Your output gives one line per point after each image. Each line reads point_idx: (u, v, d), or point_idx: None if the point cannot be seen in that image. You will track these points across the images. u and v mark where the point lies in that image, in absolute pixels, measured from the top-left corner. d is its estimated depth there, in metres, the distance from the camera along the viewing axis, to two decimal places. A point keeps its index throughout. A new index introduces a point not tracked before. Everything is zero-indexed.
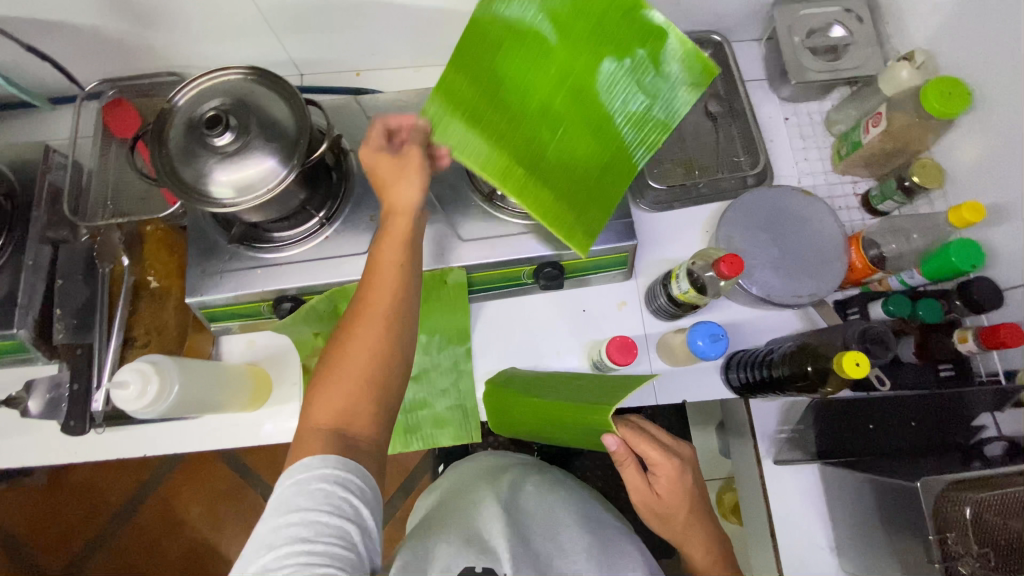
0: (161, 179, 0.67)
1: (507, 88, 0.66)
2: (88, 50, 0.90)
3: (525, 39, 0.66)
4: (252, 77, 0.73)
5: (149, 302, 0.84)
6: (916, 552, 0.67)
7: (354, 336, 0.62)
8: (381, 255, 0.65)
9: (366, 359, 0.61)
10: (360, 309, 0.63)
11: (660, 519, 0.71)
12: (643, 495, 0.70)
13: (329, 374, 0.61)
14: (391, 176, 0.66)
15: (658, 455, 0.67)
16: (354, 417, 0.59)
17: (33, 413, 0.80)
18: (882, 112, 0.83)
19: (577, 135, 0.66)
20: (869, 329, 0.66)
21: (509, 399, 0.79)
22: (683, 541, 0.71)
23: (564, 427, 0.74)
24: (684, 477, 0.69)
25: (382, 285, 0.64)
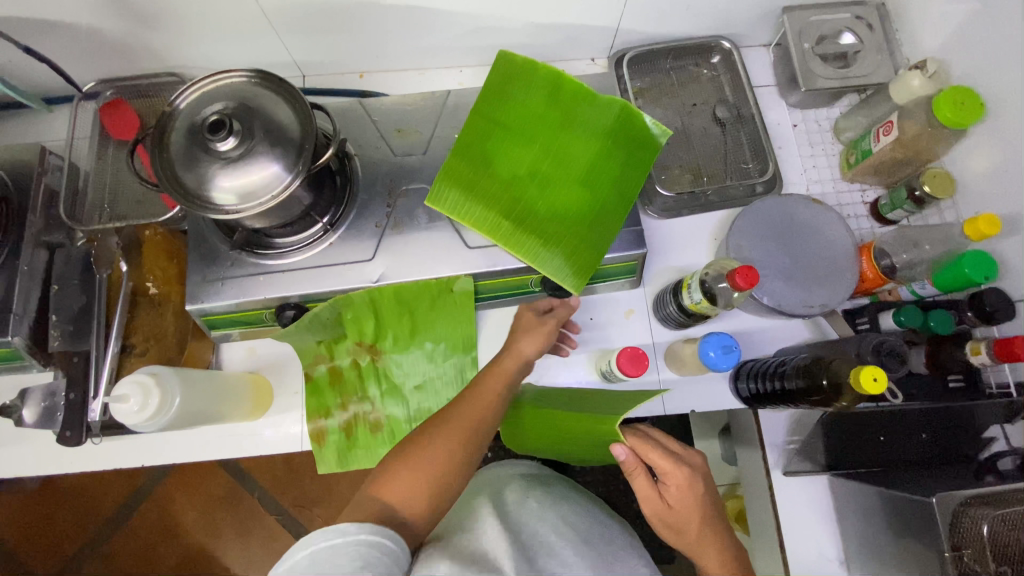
0: (162, 184, 0.66)
1: (500, 157, 0.77)
2: (86, 50, 0.88)
3: (512, 116, 0.78)
4: (256, 80, 0.71)
5: (148, 309, 0.82)
6: (926, 567, 0.66)
7: (451, 438, 0.64)
8: (490, 383, 0.71)
9: (446, 463, 0.62)
10: (456, 417, 0.67)
11: (673, 531, 0.69)
12: (655, 506, 0.68)
13: (418, 465, 0.61)
14: (526, 330, 0.79)
15: (666, 463, 0.66)
16: (411, 508, 0.59)
17: (27, 423, 0.78)
18: (893, 120, 0.82)
19: (564, 189, 0.76)
20: (885, 341, 0.66)
21: (522, 417, 0.79)
22: (697, 553, 0.68)
23: (576, 441, 0.73)
24: (694, 485, 0.68)
25: (482, 406, 0.69)
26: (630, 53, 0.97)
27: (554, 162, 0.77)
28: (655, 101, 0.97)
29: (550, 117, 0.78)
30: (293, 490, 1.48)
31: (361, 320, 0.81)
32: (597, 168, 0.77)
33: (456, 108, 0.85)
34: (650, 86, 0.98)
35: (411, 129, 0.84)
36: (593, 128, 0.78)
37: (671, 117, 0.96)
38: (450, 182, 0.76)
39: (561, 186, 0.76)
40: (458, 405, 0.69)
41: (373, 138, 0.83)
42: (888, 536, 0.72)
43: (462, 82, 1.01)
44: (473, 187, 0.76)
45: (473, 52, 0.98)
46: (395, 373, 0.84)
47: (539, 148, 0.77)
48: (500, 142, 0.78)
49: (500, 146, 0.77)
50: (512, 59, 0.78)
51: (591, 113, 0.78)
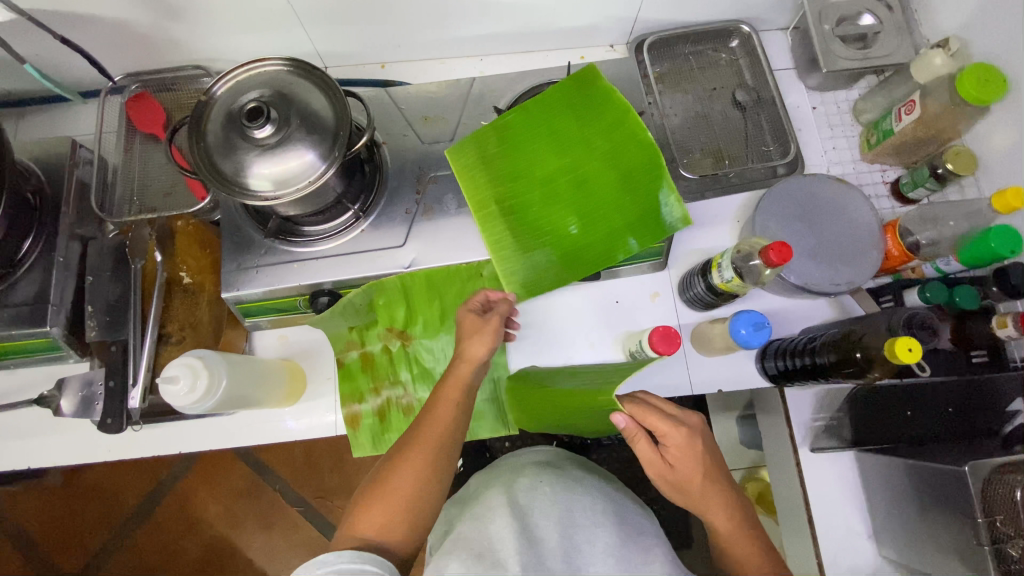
0: (200, 171, 0.66)
1: (526, 159, 0.77)
2: (114, 44, 0.89)
3: (557, 124, 0.77)
4: (289, 69, 0.72)
5: (182, 297, 0.82)
6: (958, 536, 0.67)
7: (410, 464, 0.65)
8: (447, 398, 0.68)
9: (417, 487, 0.64)
10: (418, 439, 0.66)
11: (678, 492, 0.70)
12: (656, 468, 0.70)
13: (385, 496, 0.64)
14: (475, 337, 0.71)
15: (663, 423, 0.67)
16: (394, 537, 0.63)
17: (66, 412, 0.80)
18: (915, 99, 0.83)
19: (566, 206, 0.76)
20: (916, 315, 0.66)
21: (532, 396, 0.83)
22: (705, 513, 0.69)
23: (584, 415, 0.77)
24: (694, 444, 0.68)
25: (438, 426, 0.67)
26: (650, 38, 0.98)
27: (572, 183, 0.76)
28: (675, 86, 0.98)
29: (589, 138, 0.76)
30: (313, 482, 1.50)
31: (392, 306, 0.83)
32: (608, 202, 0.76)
33: (481, 96, 0.86)
34: (669, 72, 0.99)
35: (437, 117, 0.85)
36: (620, 163, 0.75)
37: (691, 102, 0.97)
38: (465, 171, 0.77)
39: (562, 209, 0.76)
40: (417, 426, 0.68)
41: (401, 127, 0.84)
42: (919, 507, 0.73)
43: (482, 71, 1.02)
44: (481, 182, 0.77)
45: (494, 41, 0.99)
46: (426, 358, 0.86)
47: (562, 166, 0.76)
48: (533, 145, 0.77)
49: (531, 148, 0.77)
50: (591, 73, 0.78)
51: (623, 145, 0.75)
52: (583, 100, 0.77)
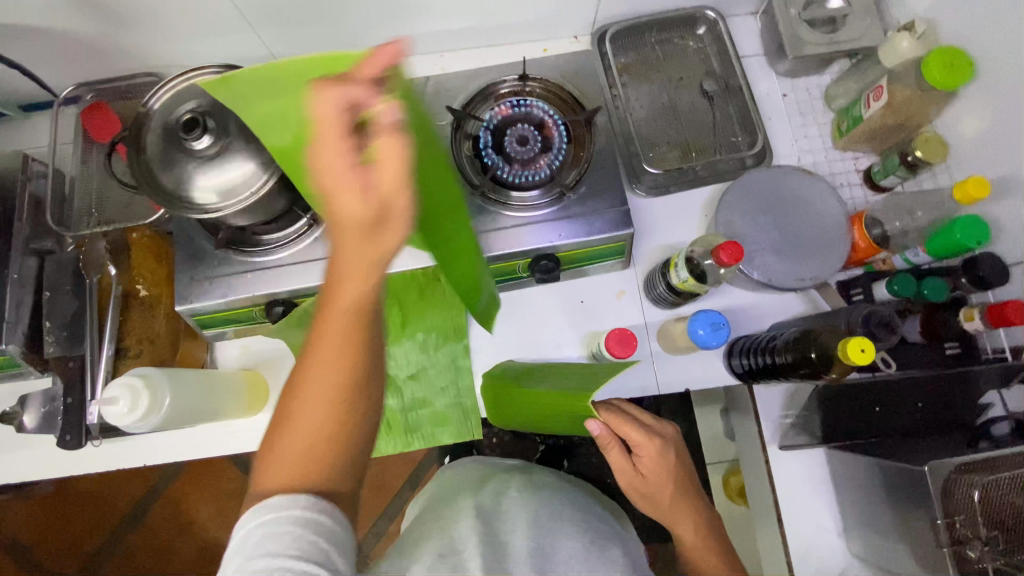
0: (140, 186, 0.65)
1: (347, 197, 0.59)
2: (62, 54, 0.87)
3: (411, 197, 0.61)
4: (229, 76, 0.70)
5: (139, 311, 0.82)
6: (922, 536, 0.66)
7: (315, 402, 0.51)
8: (353, 278, 0.47)
9: (325, 404, 0.51)
10: (321, 366, 0.50)
11: (648, 500, 0.73)
12: (629, 477, 0.72)
13: (290, 441, 0.52)
14: (340, 200, 0.43)
15: (639, 436, 0.69)
16: (318, 483, 0.52)
17: (28, 427, 0.80)
18: (883, 85, 0.80)
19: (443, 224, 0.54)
20: (873, 313, 0.65)
21: (504, 396, 0.78)
22: (671, 520, 0.73)
23: (559, 418, 0.72)
24: (665, 455, 0.71)
25: (342, 318, 0.49)
26: (612, 29, 0.95)
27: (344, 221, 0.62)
28: (640, 77, 0.95)
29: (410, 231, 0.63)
30: None
31: None
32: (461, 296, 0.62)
33: (435, 94, 0.84)
34: (634, 62, 0.96)
35: None
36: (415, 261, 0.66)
37: (657, 93, 0.94)
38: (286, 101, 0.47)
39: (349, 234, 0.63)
40: (312, 350, 0.51)
41: None
42: (886, 505, 0.72)
43: (443, 67, 1.00)
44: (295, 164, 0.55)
45: (454, 36, 0.96)
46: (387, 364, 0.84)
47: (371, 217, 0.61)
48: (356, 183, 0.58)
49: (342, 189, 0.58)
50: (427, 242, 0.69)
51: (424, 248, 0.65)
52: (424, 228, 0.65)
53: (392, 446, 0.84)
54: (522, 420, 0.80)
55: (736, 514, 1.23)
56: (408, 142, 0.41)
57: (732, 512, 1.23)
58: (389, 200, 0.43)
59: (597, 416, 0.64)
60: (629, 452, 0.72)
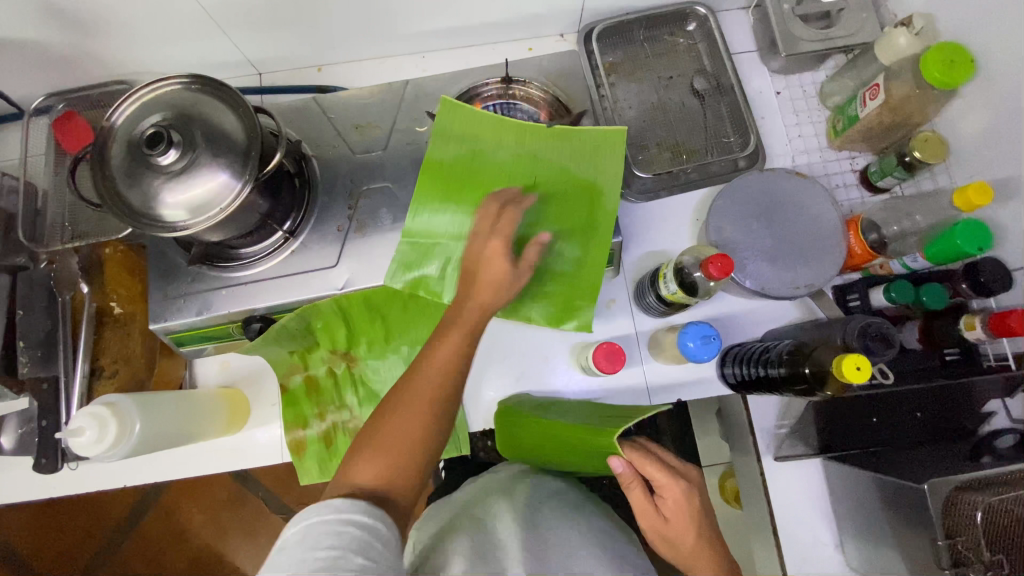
0: (104, 205, 0.63)
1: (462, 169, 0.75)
2: (28, 63, 0.84)
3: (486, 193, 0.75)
4: (196, 86, 0.67)
5: (114, 329, 0.80)
6: (921, 554, 0.64)
7: (413, 406, 0.58)
8: (451, 338, 0.61)
9: (410, 437, 0.57)
10: (412, 385, 0.59)
11: (668, 545, 0.69)
12: (651, 520, 0.68)
13: (379, 445, 0.57)
14: (492, 265, 0.65)
15: (666, 477, 0.67)
16: (392, 486, 0.56)
17: (5, 449, 0.79)
18: (879, 83, 0.77)
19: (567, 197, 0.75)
20: (869, 325, 0.62)
21: (520, 424, 0.77)
22: (691, 567, 0.67)
23: (576, 452, 0.72)
24: (689, 497, 0.67)
25: (433, 368, 0.60)
26: (599, 26, 0.91)
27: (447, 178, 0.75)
28: (629, 76, 0.92)
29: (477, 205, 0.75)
30: (296, 489, 1.49)
31: (332, 328, 0.80)
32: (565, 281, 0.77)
33: (415, 99, 0.81)
34: (622, 61, 0.93)
35: (369, 124, 0.80)
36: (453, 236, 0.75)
37: (646, 92, 0.91)
38: (466, 151, 0.75)
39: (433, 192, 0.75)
40: (406, 379, 0.61)
41: (331, 137, 0.79)
42: (883, 520, 0.70)
43: (425, 69, 0.97)
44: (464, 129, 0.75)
45: (436, 37, 0.93)
46: (372, 379, 0.83)
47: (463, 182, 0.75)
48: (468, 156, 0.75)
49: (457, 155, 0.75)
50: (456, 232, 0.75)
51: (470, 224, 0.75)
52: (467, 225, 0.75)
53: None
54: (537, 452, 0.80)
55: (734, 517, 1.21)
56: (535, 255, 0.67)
57: (730, 515, 1.22)
58: (511, 291, 0.66)
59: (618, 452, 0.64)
60: (652, 495, 0.69)
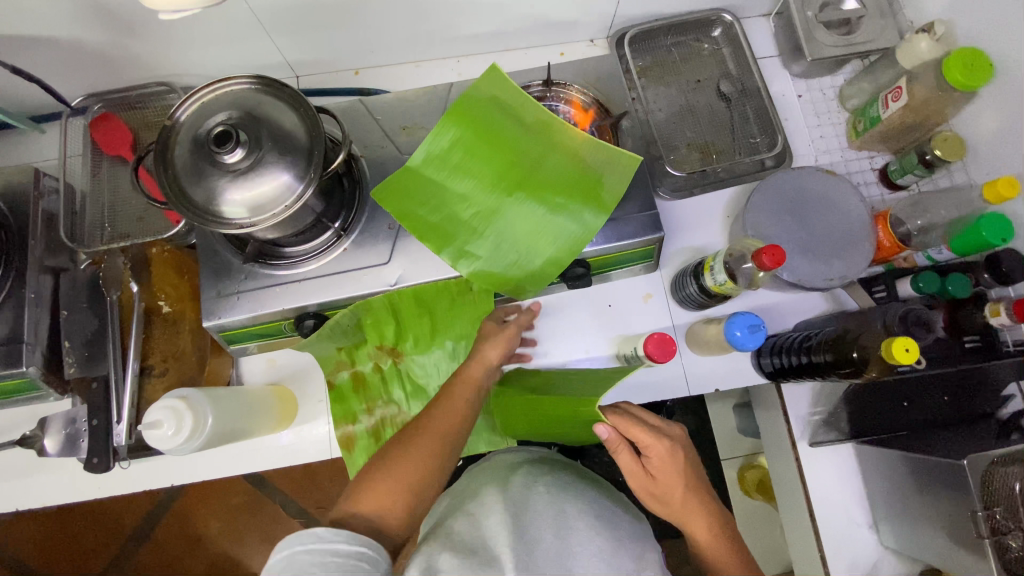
0: (169, 201, 0.64)
1: (481, 141, 0.68)
2: (71, 65, 0.84)
3: (497, 161, 0.69)
4: (258, 86, 0.69)
5: (162, 328, 0.80)
6: (961, 527, 0.68)
7: (430, 445, 0.66)
8: (457, 397, 0.71)
9: (419, 468, 0.64)
10: (428, 425, 0.68)
11: (659, 503, 0.70)
12: (639, 480, 0.70)
13: (398, 475, 0.63)
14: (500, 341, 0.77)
15: (645, 433, 0.67)
16: (391, 517, 0.61)
17: (50, 451, 0.78)
18: (902, 85, 0.82)
19: (560, 191, 0.71)
20: (910, 312, 0.68)
21: (515, 400, 0.80)
22: (685, 521, 0.70)
23: (569, 423, 0.73)
24: (676, 455, 0.69)
25: (449, 419, 0.69)
26: (631, 32, 0.95)
27: (457, 144, 0.68)
28: (658, 79, 0.96)
29: (477, 181, 0.70)
30: (314, 492, 1.47)
31: (381, 325, 0.81)
32: (534, 265, 0.76)
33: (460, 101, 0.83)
34: (651, 65, 0.96)
35: (416, 125, 0.82)
36: (444, 205, 0.72)
37: (676, 95, 0.95)
38: (494, 99, 0.65)
39: (442, 154, 0.68)
40: (423, 416, 0.69)
41: (379, 137, 0.81)
42: (919, 498, 0.74)
43: (460, 72, 0.99)
44: (491, 101, 0.65)
45: (471, 41, 0.96)
46: (418, 374, 0.85)
47: (479, 151, 0.68)
48: (484, 125, 0.67)
49: (476, 122, 0.67)
50: (451, 214, 0.72)
51: (466, 198, 0.71)
52: (457, 201, 0.71)
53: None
54: (538, 432, 0.81)
55: (754, 507, 1.25)
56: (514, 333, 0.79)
57: (749, 506, 1.25)
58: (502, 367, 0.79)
59: (602, 418, 0.65)
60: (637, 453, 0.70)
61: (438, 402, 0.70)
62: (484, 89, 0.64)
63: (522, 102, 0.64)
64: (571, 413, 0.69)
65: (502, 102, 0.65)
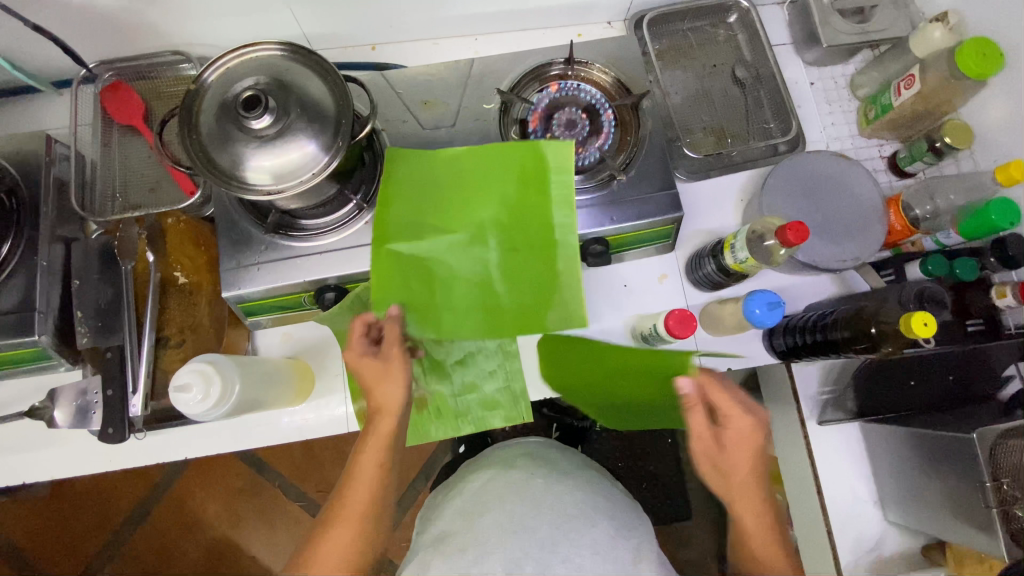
0: (194, 165, 0.63)
1: (492, 192, 0.69)
2: (84, 30, 0.82)
3: (492, 209, 0.69)
4: (285, 53, 0.68)
5: (178, 299, 0.79)
6: (970, 499, 0.71)
7: (345, 529, 0.67)
8: (362, 475, 0.69)
9: (340, 551, 0.66)
10: (340, 514, 0.68)
11: (718, 474, 0.70)
12: (706, 445, 0.69)
13: (321, 561, 0.66)
14: (388, 391, 0.69)
15: (735, 406, 0.67)
16: None
17: (59, 423, 0.76)
18: (915, 74, 0.84)
19: (510, 277, 0.69)
20: (925, 290, 0.72)
21: (575, 348, 0.80)
22: (736, 502, 0.69)
23: (635, 376, 0.74)
24: (755, 433, 0.68)
25: (359, 504, 0.68)
26: (649, 15, 0.96)
27: (482, 165, 0.69)
28: (675, 63, 0.97)
29: (459, 204, 0.69)
30: (314, 476, 1.47)
31: None
32: (421, 304, 0.69)
33: (481, 77, 0.83)
34: (668, 49, 0.97)
35: (437, 100, 0.82)
36: (418, 209, 0.69)
37: (691, 80, 0.96)
38: (548, 167, 0.68)
39: (466, 165, 0.69)
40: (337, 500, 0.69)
41: (400, 112, 0.81)
42: (926, 473, 0.77)
43: (477, 50, 0.99)
44: (537, 173, 0.68)
45: (490, 19, 0.95)
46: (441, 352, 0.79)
47: (486, 191, 0.69)
48: (513, 181, 0.69)
49: (513, 175, 0.69)
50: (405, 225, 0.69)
51: (444, 212, 0.69)
52: (427, 216, 0.69)
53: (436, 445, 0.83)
54: (588, 387, 0.80)
55: None
56: (405, 385, 0.69)
57: None
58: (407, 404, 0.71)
59: (691, 369, 0.66)
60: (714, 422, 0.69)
61: (349, 479, 0.69)
62: (543, 152, 0.67)
63: (562, 186, 0.68)
64: (651, 358, 0.70)
65: (548, 176, 0.68)
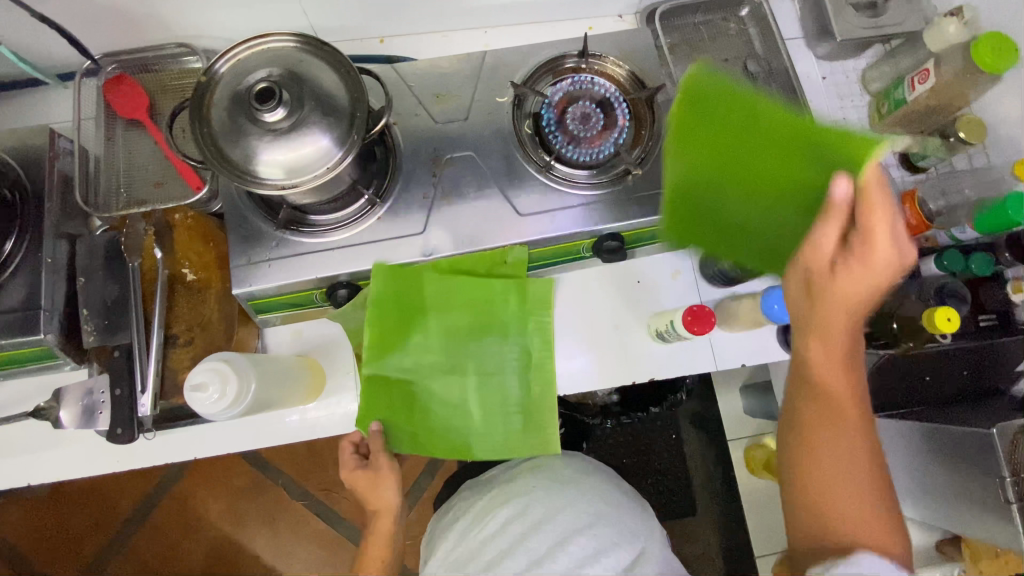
0: (206, 159, 0.62)
1: (478, 323, 0.81)
2: (87, 21, 0.80)
3: (478, 339, 0.81)
4: (298, 44, 0.67)
5: (186, 296, 0.78)
6: (987, 495, 0.70)
7: None
8: (378, 528, 0.89)
9: None
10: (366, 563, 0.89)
11: (811, 291, 0.61)
12: (818, 255, 0.58)
13: None
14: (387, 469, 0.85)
15: (888, 227, 0.54)
16: None
17: (65, 424, 0.75)
18: (930, 68, 0.84)
19: (485, 403, 0.82)
20: (945, 287, 0.77)
21: (708, 101, 0.67)
22: (829, 336, 0.61)
23: (786, 147, 0.63)
24: (893, 271, 0.56)
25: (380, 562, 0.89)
26: (662, 8, 0.95)
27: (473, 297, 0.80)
28: (686, 57, 0.96)
29: (452, 330, 0.81)
30: (318, 474, 1.45)
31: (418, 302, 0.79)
32: (409, 421, 0.82)
33: (494, 70, 0.82)
34: (680, 43, 0.96)
35: (450, 94, 0.80)
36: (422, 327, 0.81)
37: None
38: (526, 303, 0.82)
39: (459, 295, 0.80)
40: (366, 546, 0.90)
41: (412, 105, 0.80)
42: (941, 469, 0.77)
43: (487, 43, 0.98)
44: (517, 315, 0.82)
45: (501, 11, 0.94)
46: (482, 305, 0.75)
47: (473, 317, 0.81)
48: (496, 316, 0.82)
49: (497, 311, 0.81)
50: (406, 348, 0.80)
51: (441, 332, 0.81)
52: (426, 343, 0.81)
53: (447, 443, 0.82)
54: (708, 142, 0.67)
55: (760, 487, 1.27)
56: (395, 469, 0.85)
57: (756, 485, 1.27)
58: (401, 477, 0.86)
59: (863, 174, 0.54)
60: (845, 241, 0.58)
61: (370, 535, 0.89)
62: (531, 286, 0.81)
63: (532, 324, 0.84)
64: (799, 136, 0.62)
65: (521, 319, 0.82)
